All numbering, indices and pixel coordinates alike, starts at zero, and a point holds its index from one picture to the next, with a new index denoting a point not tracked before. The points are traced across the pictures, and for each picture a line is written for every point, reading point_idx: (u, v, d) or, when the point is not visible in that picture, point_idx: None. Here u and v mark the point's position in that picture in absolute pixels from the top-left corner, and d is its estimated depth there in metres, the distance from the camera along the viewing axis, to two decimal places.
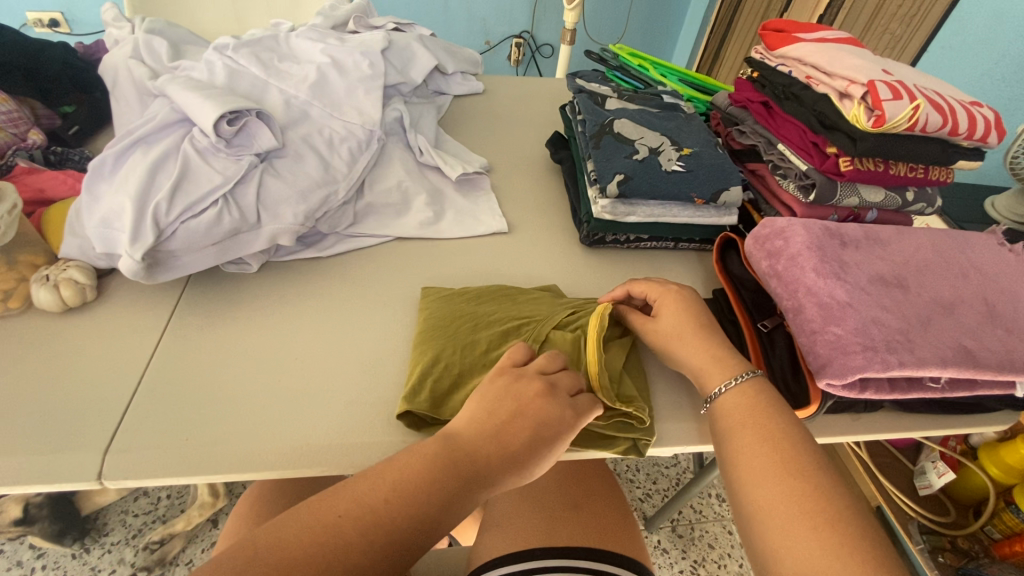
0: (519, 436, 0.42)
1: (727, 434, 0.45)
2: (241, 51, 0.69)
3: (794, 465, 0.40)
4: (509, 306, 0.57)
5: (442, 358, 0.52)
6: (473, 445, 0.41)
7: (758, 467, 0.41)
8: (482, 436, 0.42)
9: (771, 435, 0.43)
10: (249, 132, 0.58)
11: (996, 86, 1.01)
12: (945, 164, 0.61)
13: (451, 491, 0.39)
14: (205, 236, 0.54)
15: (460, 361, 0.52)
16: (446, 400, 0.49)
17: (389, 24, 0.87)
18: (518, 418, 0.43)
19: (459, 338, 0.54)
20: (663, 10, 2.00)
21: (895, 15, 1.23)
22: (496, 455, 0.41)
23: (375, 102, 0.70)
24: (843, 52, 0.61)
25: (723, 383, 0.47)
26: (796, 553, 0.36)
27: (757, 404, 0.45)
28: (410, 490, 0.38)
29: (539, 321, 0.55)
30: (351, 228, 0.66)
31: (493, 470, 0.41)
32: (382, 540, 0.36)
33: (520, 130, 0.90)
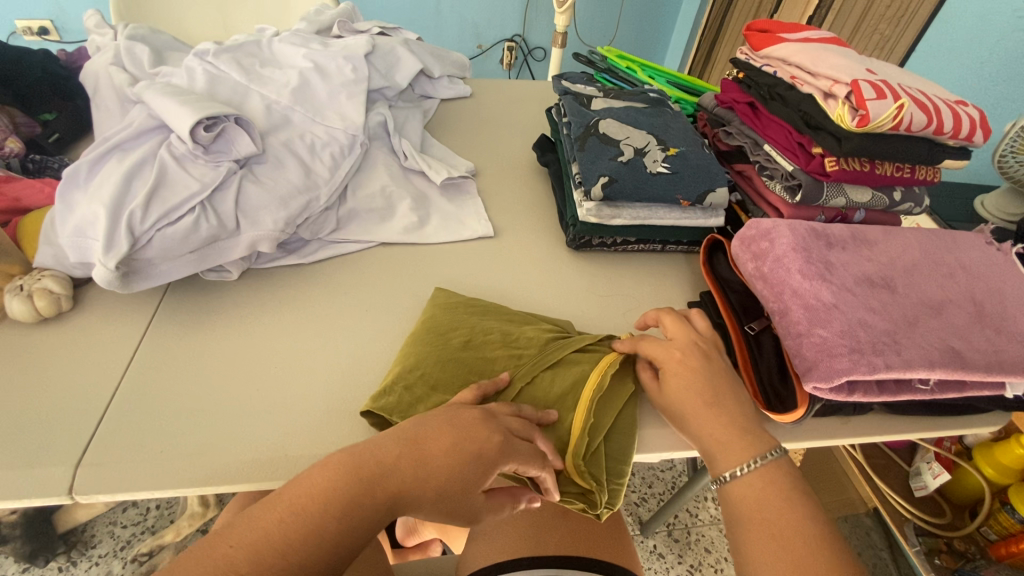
0: (437, 450, 0.41)
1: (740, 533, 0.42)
2: (222, 57, 0.68)
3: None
4: (513, 329, 0.55)
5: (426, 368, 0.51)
6: (388, 453, 0.40)
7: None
8: (396, 445, 0.40)
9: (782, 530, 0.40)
10: (227, 138, 0.58)
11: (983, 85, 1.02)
12: (931, 164, 0.60)
13: (361, 508, 0.37)
14: (181, 244, 0.53)
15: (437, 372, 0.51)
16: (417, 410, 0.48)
17: (375, 28, 0.86)
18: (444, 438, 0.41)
19: (448, 357, 0.52)
20: (653, 13, 2.00)
21: (883, 16, 1.24)
22: (419, 472, 0.40)
23: (358, 106, 0.69)
24: (827, 52, 0.61)
25: (736, 468, 0.44)
26: None
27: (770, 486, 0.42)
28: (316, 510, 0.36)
29: (531, 350, 0.53)
30: (334, 233, 0.65)
31: (406, 483, 0.39)
32: (281, 566, 0.34)
33: (508, 134, 0.89)
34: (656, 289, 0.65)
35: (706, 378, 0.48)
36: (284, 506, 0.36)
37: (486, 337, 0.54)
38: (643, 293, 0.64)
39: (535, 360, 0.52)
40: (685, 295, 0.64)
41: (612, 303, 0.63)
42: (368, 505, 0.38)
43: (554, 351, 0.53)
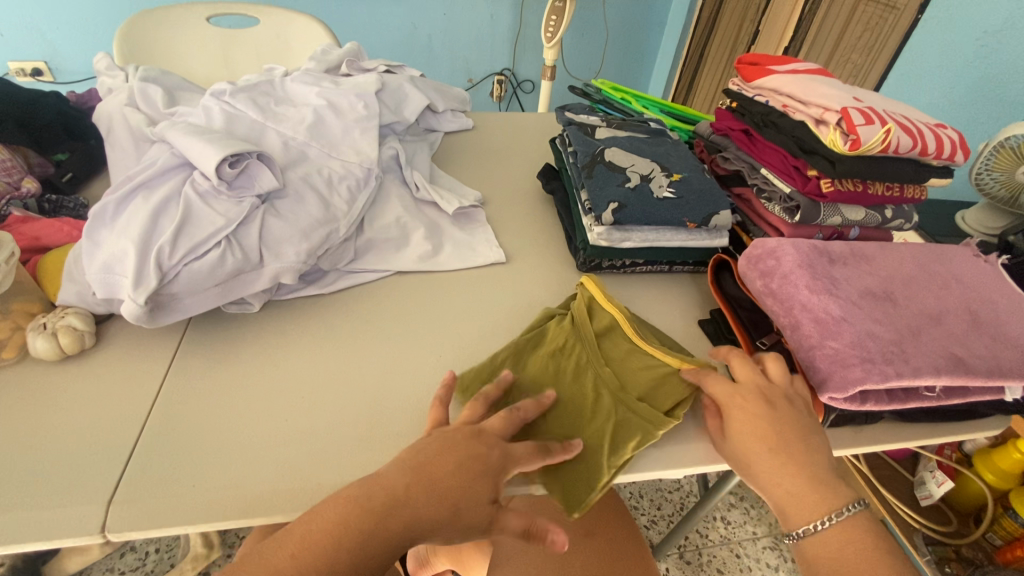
0: (447, 471, 0.42)
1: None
2: (238, 96, 0.71)
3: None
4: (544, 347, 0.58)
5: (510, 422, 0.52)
6: (398, 482, 0.41)
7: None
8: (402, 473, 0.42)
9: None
10: (250, 174, 0.59)
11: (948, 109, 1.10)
12: (919, 183, 0.64)
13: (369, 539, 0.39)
14: (207, 278, 0.54)
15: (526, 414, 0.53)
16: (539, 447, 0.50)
17: (381, 66, 0.89)
18: (437, 463, 0.43)
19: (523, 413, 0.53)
20: (636, 47, 2.09)
21: (855, 47, 1.34)
22: (398, 511, 0.40)
23: (372, 141, 0.72)
24: (816, 83, 0.65)
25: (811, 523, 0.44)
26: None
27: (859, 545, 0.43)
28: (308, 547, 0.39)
29: (574, 347, 0.58)
30: (352, 263, 0.67)
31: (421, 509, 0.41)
32: None
33: (512, 163, 0.93)
34: (666, 307, 0.67)
35: (769, 423, 0.47)
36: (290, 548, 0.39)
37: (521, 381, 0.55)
38: (655, 312, 0.66)
39: (595, 353, 0.57)
40: (695, 313, 0.67)
41: None
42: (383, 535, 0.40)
43: (585, 330, 0.59)
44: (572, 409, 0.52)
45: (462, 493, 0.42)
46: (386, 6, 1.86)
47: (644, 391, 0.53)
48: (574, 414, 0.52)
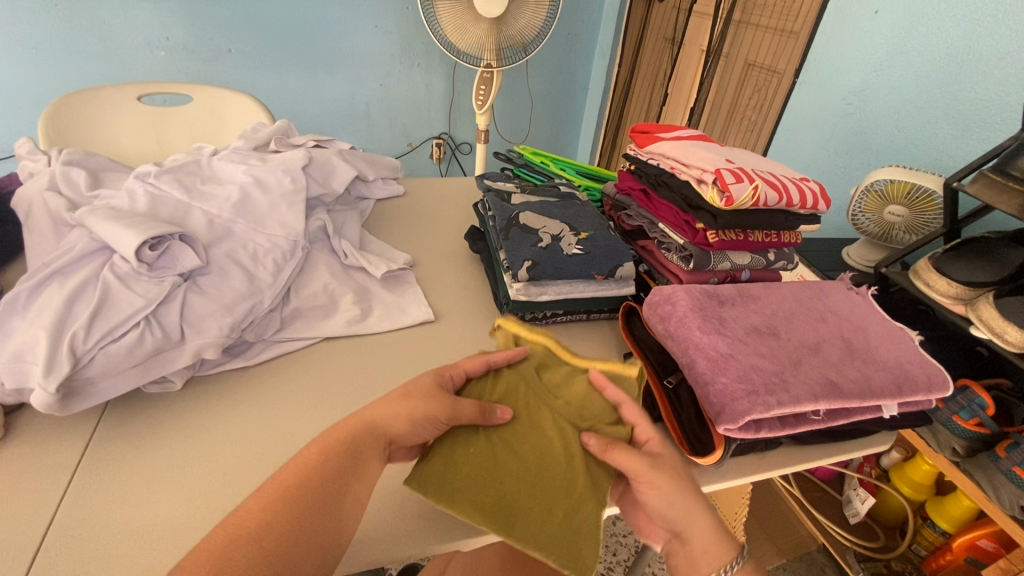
0: (292, 471, 0.46)
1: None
2: (163, 178, 0.73)
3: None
4: (487, 398, 0.58)
5: (487, 501, 0.50)
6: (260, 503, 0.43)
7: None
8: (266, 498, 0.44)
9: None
10: (172, 254, 0.61)
11: (820, 161, 1.25)
12: (791, 229, 0.73)
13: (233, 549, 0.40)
14: (124, 359, 0.54)
15: (498, 483, 0.51)
16: (524, 512, 0.50)
17: (310, 141, 0.94)
18: (286, 474, 0.46)
19: (496, 488, 0.51)
20: (564, 109, 2.26)
21: (748, 106, 1.54)
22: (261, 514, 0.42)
23: (298, 214, 0.75)
24: (695, 147, 0.74)
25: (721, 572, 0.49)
26: None
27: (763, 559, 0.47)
28: (231, 541, 0.40)
29: (518, 393, 0.59)
30: (278, 333, 0.68)
31: (267, 505, 0.43)
32: None
33: (442, 226, 0.98)
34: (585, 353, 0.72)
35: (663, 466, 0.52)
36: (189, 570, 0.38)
37: (475, 459, 0.52)
38: None
39: (541, 390, 0.60)
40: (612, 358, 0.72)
41: None
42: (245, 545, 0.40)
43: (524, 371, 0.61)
44: (541, 462, 0.53)
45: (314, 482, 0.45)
46: (324, 79, 1.95)
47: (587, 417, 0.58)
48: (544, 474, 0.53)
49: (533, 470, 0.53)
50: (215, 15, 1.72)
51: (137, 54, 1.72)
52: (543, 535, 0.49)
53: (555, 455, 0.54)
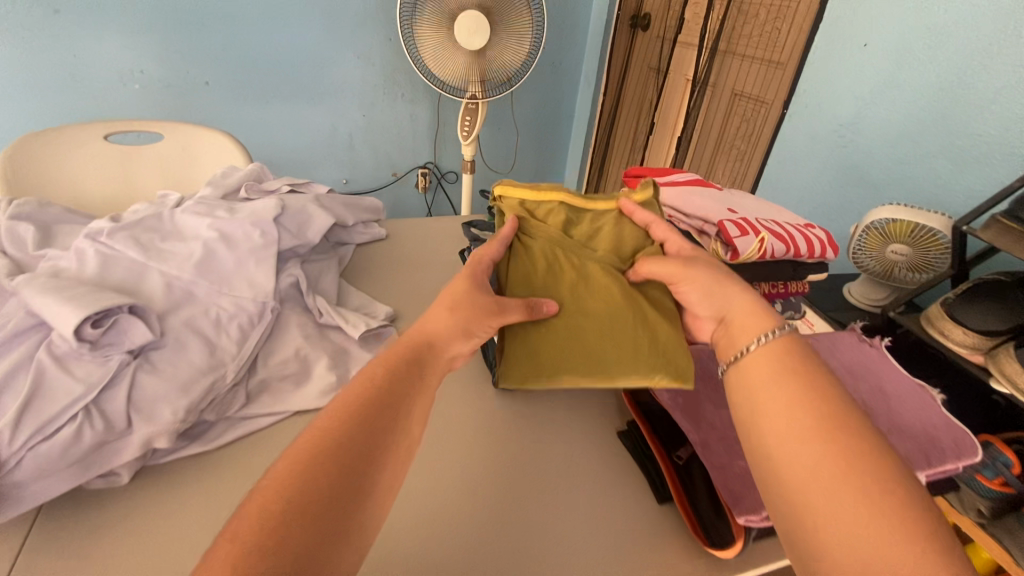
0: (359, 385, 0.46)
1: (756, 391, 0.44)
2: (118, 235, 0.66)
3: (847, 462, 0.37)
4: (534, 270, 0.63)
5: (580, 361, 0.57)
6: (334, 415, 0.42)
7: (804, 458, 0.39)
8: (339, 410, 0.43)
9: (804, 400, 0.41)
10: (119, 328, 0.54)
11: (815, 192, 1.22)
12: (800, 280, 0.68)
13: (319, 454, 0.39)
14: (58, 459, 0.47)
15: (582, 339, 0.58)
16: (613, 352, 0.57)
17: (284, 187, 0.89)
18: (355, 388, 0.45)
19: (584, 347, 0.57)
20: (550, 137, 2.23)
21: (737, 135, 1.52)
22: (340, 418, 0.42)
23: (267, 271, 0.69)
24: (694, 195, 0.70)
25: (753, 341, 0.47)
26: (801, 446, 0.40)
27: (785, 355, 0.45)
28: (313, 453, 0.38)
29: (561, 255, 0.65)
30: (244, 409, 0.61)
31: (342, 411, 0.42)
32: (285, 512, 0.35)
33: (427, 274, 0.93)
34: (582, 421, 0.67)
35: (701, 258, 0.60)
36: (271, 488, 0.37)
37: (542, 338, 0.58)
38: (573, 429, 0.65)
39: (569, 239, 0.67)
40: (612, 426, 0.66)
41: (542, 446, 0.63)
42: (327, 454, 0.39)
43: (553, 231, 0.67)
44: (608, 308, 0.60)
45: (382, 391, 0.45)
46: (305, 111, 1.90)
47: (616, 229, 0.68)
48: (610, 316, 0.59)
49: (603, 312, 0.59)
50: (190, 47, 1.66)
51: (109, 89, 1.66)
52: (639, 366, 0.56)
53: (616, 293, 0.61)
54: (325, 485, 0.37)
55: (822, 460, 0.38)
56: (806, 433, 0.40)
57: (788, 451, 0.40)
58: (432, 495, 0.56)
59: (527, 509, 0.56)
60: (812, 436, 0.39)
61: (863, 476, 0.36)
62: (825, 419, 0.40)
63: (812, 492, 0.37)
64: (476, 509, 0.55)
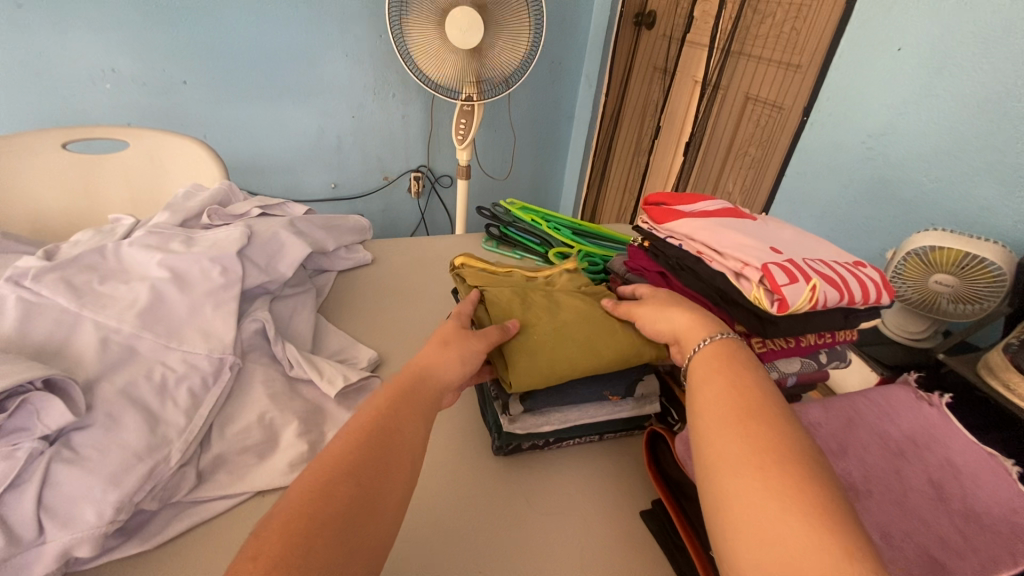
0: (376, 402, 0.45)
1: (693, 388, 0.43)
2: (47, 277, 0.55)
3: (764, 442, 0.36)
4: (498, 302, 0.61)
5: (568, 359, 0.54)
6: (354, 428, 0.42)
7: (724, 440, 0.37)
8: (356, 425, 0.42)
9: (731, 392, 0.40)
10: (31, 409, 0.44)
11: (837, 211, 1.06)
12: (850, 328, 0.59)
13: (335, 470, 0.38)
14: None
15: (564, 337, 0.56)
16: (594, 343, 0.56)
17: (254, 210, 0.79)
18: (369, 404, 0.45)
19: (567, 340, 0.55)
20: (549, 140, 2.12)
21: (751, 141, 1.42)
22: (360, 434, 0.41)
23: (227, 320, 0.59)
24: (728, 227, 0.60)
25: (700, 341, 0.48)
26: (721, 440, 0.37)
27: (724, 355, 0.45)
28: (333, 469, 0.38)
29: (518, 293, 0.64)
30: (195, 491, 0.51)
31: (361, 424, 0.42)
32: (307, 525, 0.34)
33: (418, 307, 0.83)
34: (598, 494, 0.57)
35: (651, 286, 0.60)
36: (291, 504, 0.35)
37: (536, 342, 0.55)
38: (588, 508, 0.55)
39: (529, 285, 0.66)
40: (633, 504, 0.56)
41: (552, 531, 0.53)
42: (346, 470, 0.38)
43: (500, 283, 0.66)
44: (579, 314, 0.59)
45: (398, 410, 0.44)
46: (290, 112, 1.79)
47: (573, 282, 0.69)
48: (591, 316, 0.59)
49: (574, 317, 0.58)
50: (165, 45, 1.55)
51: (79, 89, 1.54)
52: (622, 351, 0.55)
53: (582, 307, 0.60)
54: (345, 501, 0.36)
55: (740, 441, 0.36)
56: (730, 418, 0.38)
57: (709, 440, 0.38)
58: (424, 545, 0.51)
59: (525, 527, 0.53)
60: (733, 421, 0.38)
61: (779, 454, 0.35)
62: (747, 404, 0.39)
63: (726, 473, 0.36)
64: (466, 532, 0.52)
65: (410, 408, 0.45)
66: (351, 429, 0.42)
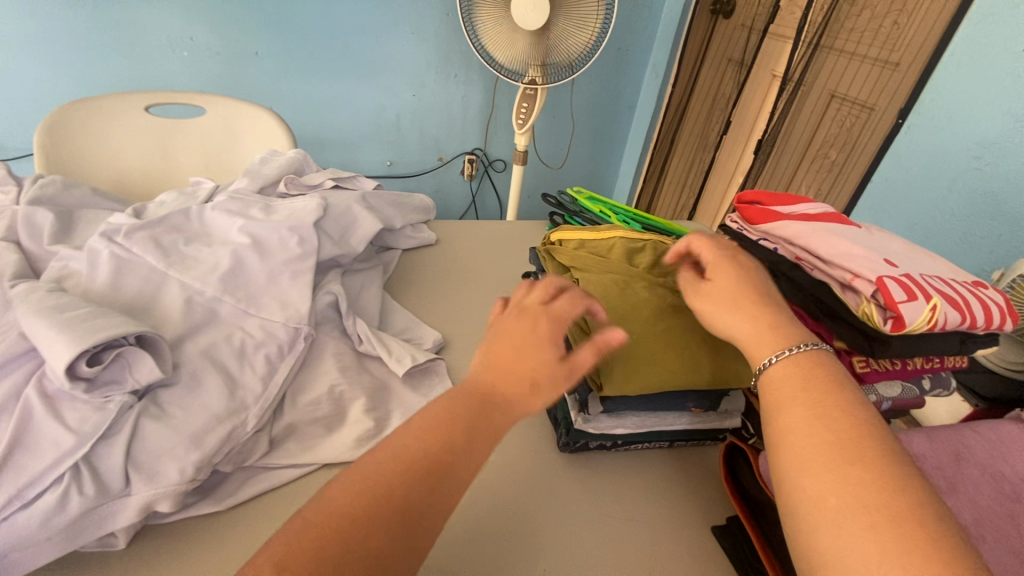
0: (452, 404, 0.38)
1: (772, 411, 0.39)
2: (137, 236, 0.56)
3: (875, 477, 0.33)
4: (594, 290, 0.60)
5: (669, 366, 0.52)
6: (423, 435, 0.36)
7: (817, 464, 0.34)
8: (428, 428, 0.36)
9: (829, 419, 0.36)
10: (124, 363, 0.45)
11: (926, 222, 0.96)
12: (964, 355, 0.54)
13: (389, 481, 0.33)
14: (39, 531, 0.39)
15: (664, 343, 0.54)
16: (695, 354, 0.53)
17: (327, 181, 0.79)
18: (446, 408, 0.38)
19: (667, 347, 0.53)
20: (608, 130, 2.06)
21: (833, 143, 1.33)
22: (429, 450, 0.35)
23: (303, 290, 0.59)
24: (833, 234, 0.55)
25: (772, 353, 0.42)
26: (812, 459, 0.35)
27: (813, 370, 0.40)
28: (391, 478, 0.33)
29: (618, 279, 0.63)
30: (266, 457, 0.51)
31: (432, 433, 0.36)
32: (351, 538, 0.30)
33: (483, 293, 0.81)
34: (670, 503, 0.55)
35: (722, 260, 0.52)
36: (337, 504, 0.31)
37: (633, 345, 0.53)
38: (658, 516, 0.53)
39: (629, 271, 0.64)
40: (706, 517, 0.54)
41: (621, 534, 0.51)
42: (402, 483, 0.33)
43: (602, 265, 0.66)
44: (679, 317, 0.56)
45: (473, 428, 0.37)
46: (354, 86, 1.80)
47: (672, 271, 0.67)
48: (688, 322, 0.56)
49: (675, 320, 0.56)
50: (240, 16, 1.58)
51: (158, 55, 1.59)
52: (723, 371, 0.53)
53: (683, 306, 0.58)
54: (395, 519, 0.31)
55: (839, 491, 0.33)
56: (833, 448, 0.35)
57: (801, 482, 0.35)
58: (485, 537, 0.49)
59: (577, 514, 0.52)
60: (835, 451, 0.34)
61: (894, 508, 0.31)
62: (849, 438, 0.35)
63: (825, 527, 0.33)
64: (510, 518, 0.52)
65: (488, 423, 0.38)
66: (419, 436, 0.36)
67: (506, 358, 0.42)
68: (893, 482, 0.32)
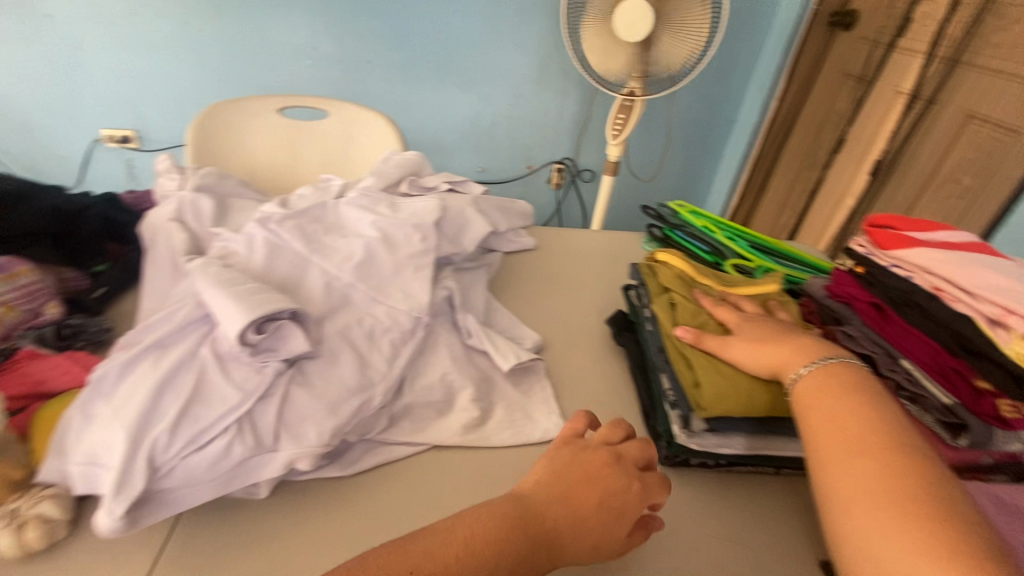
0: (494, 522, 0.39)
1: (802, 416, 0.45)
2: (286, 224, 0.64)
3: (886, 464, 0.38)
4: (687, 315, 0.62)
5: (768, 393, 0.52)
6: (454, 550, 0.36)
7: (835, 457, 0.40)
8: (464, 540, 0.37)
9: (843, 417, 0.42)
10: (281, 334, 0.51)
11: None
12: None
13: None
14: (208, 471, 0.46)
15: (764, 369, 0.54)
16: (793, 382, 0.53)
17: (443, 184, 0.85)
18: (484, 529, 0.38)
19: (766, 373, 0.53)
20: (704, 144, 2.01)
21: (964, 168, 1.21)
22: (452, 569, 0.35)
23: (424, 283, 0.63)
24: (982, 265, 0.52)
25: (800, 367, 0.48)
26: (832, 452, 0.41)
27: (833, 381, 0.46)
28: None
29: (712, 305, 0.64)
30: (384, 433, 0.56)
31: (464, 550, 0.36)
32: None
33: (581, 300, 0.83)
34: (779, 529, 0.53)
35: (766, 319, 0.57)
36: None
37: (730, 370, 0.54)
38: (761, 542, 0.52)
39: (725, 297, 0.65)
40: (814, 551, 0.52)
41: (728, 554, 0.50)
42: None
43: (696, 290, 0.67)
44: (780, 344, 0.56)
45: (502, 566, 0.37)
46: (455, 94, 1.88)
47: (776, 301, 0.65)
48: None
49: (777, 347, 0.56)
50: (360, 27, 1.71)
51: (286, 62, 1.76)
52: None
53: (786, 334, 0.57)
54: None
55: (854, 475, 0.38)
56: (850, 443, 0.40)
57: (825, 473, 0.40)
58: None
59: (682, 530, 0.52)
60: (852, 446, 0.40)
61: (901, 488, 0.36)
62: (863, 434, 0.40)
63: (841, 505, 0.38)
64: None
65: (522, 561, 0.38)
66: (451, 551, 0.36)
67: (574, 497, 0.42)
68: (898, 466, 0.37)
